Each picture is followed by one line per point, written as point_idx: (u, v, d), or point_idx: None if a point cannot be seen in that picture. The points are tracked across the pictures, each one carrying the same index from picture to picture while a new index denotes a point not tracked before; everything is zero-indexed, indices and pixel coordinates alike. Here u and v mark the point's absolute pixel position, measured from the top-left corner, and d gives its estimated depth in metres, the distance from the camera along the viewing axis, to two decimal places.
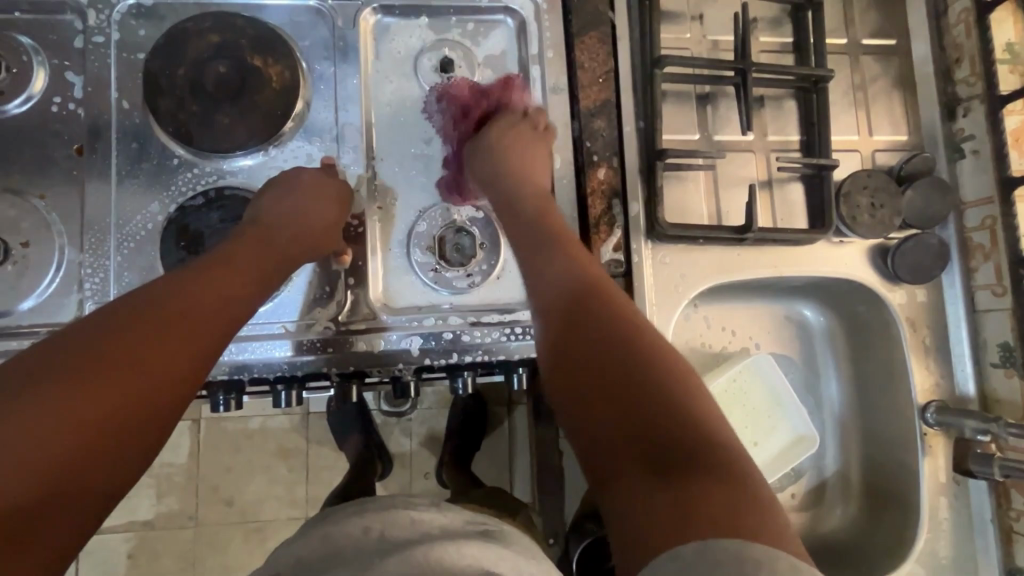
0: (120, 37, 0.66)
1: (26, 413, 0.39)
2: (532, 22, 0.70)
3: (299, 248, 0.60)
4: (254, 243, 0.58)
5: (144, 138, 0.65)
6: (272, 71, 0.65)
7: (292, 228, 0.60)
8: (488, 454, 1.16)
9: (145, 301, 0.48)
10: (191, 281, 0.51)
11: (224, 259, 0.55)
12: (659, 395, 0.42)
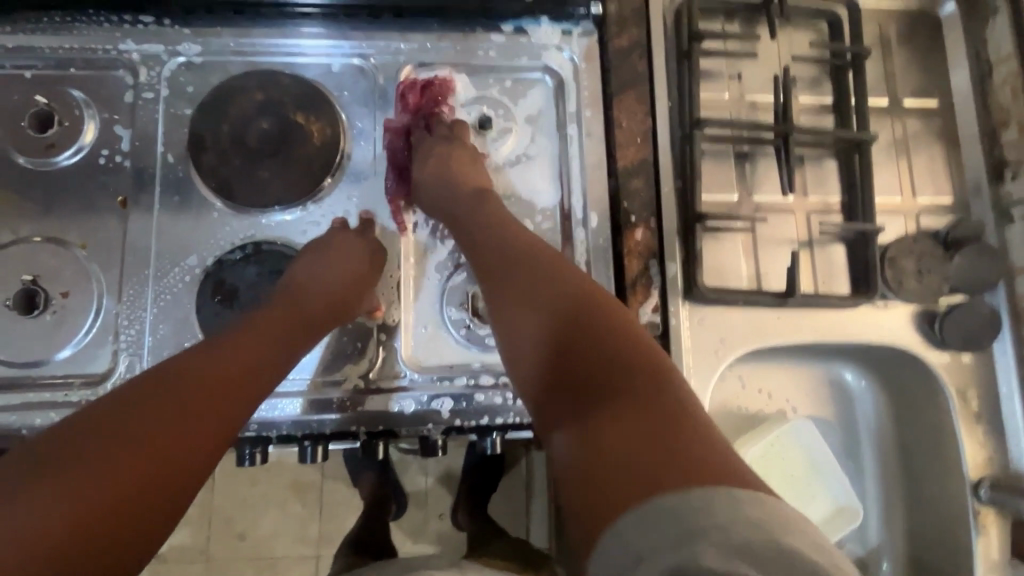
0: (169, 93, 0.67)
1: (52, 486, 0.41)
2: (570, 82, 0.71)
3: (329, 311, 0.62)
4: (280, 315, 0.60)
5: (186, 190, 0.66)
6: (314, 128, 0.66)
7: (320, 299, 0.62)
8: (505, 499, 1.13)
9: (176, 369, 0.51)
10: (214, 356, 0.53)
11: (249, 332, 0.57)
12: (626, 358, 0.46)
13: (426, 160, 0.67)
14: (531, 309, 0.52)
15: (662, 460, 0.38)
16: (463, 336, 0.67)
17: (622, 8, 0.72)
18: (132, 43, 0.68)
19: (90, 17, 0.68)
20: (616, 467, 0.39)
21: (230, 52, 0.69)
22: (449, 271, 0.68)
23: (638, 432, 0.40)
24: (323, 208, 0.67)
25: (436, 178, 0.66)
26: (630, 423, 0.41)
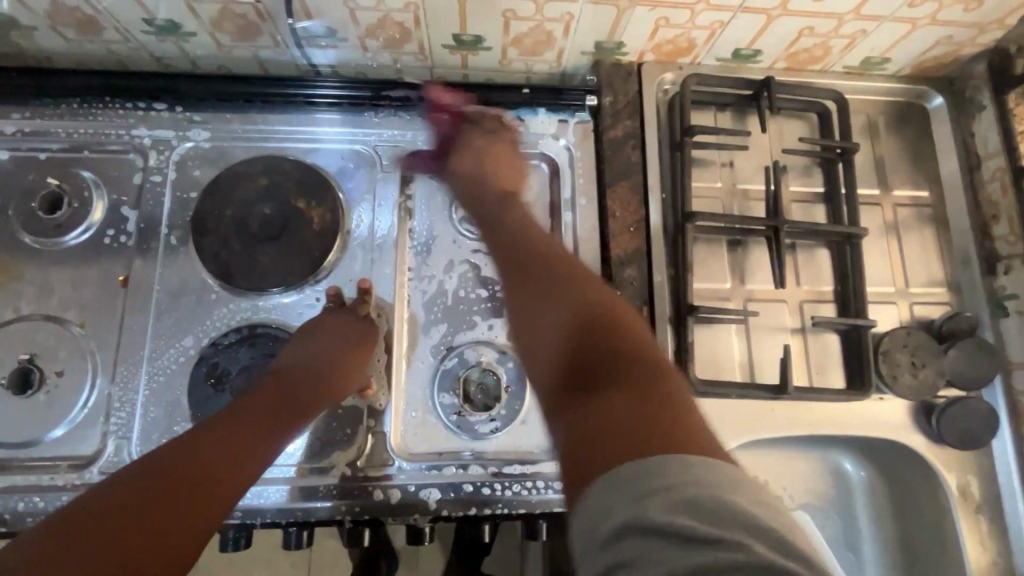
0: (177, 177, 0.70)
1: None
2: (565, 170, 0.73)
3: (314, 398, 0.62)
4: (271, 398, 0.60)
5: (186, 271, 0.67)
6: (315, 214, 0.68)
7: (311, 380, 0.62)
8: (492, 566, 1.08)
9: (169, 458, 0.51)
10: (203, 445, 0.53)
11: (238, 417, 0.57)
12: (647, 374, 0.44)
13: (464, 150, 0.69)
14: (557, 304, 0.52)
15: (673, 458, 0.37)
16: (454, 421, 0.66)
17: (617, 101, 0.74)
18: (145, 128, 0.70)
19: (107, 103, 0.71)
20: (597, 431, 0.41)
21: (239, 138, 0.72)
22: (442, 354, 0.68)
23: (624, 404, 0.42)
24: (318, 291, 0.68)
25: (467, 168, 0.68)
26: (622, 395, 0.43)
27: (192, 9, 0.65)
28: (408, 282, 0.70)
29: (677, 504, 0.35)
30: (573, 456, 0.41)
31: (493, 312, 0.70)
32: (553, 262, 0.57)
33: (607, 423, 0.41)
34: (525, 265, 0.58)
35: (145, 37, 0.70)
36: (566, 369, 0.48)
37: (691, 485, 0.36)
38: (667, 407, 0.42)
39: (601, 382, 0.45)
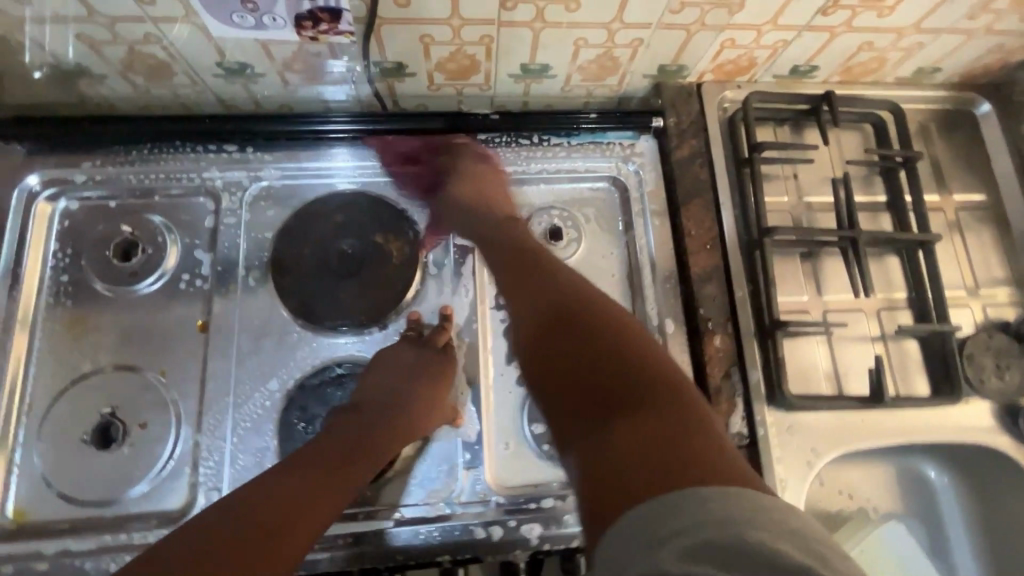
0: (250, 218, 0.69)
1: None
2: (633, 192, 0.74)
3: (397, 438, 0.59)
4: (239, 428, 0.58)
5: (266, 313, 0.66)
6: (394, 247, 0.68)
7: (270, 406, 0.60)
8: None
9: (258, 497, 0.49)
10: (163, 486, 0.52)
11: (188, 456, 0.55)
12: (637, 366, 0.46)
13: (459, 173, 0.71)
14: (549, 292, 0.55)
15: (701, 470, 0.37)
16: (546, 450, 0.65)
17: (681, 121, 0.75)
18: (216, 170, 0.70)
19: (178, 147, 0.70)
20: (622, 460, 0.40)
21: (310, 176, 0.71)
22: None
23: (656, 425, 0.41)
24: (401, 326, 0.67)
25: (466, 191, 0.69)
26: (661, 411, 0.42)
27: (268, 53, 0.66)
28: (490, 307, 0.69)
29: (692, 547, 0.33)
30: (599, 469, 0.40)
31: None
32: (541, 255, 0.61)
33: (635, 442, 0.40)
34: (519, 259, 0.61)
35: (215, 80, 0.69)
36: (613, 351, 0.48)
37: (704, 528, 0.34)
38: (691, 437, 0.40)
39: (655, 402, 0.43)
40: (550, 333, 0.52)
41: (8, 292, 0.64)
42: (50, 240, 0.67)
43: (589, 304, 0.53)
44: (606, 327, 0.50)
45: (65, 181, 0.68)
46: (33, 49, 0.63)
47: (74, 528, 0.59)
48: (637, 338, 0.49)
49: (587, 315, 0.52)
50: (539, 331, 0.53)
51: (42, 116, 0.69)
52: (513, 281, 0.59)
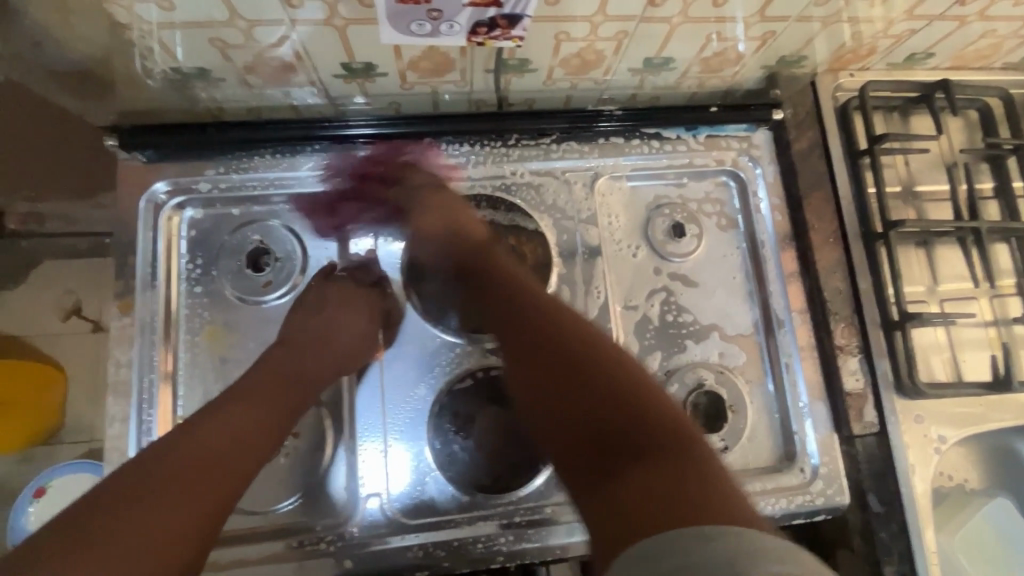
0: (381, 223, 0.70)
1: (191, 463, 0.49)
2: (752, 184, 0.74)
3: (358, 351, 0.64)
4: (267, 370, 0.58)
5: (407, 320, 0.68)
6: (527, 249, 0.68)
7: (313, 352, 0.61)
8: None
9: (260, 379, 0.58)
10: (230, 423, 0.53)
11: (245, 394, 0.56)
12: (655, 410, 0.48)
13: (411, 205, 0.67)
14: (534, 334, 0.55)
15: (663, 511, 0.40)
16: None
17: (797, 113, 0.75)
18: (340, 173, 0.69)
19: (300, 153, 0.69)
20: (652, 501, 0.41)
21: (439, 181, 0.71)
22: (662, 380, 0.68)
23: (658, 481, 0.42)
24: None
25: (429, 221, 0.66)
26: (658, 461, 0.44)
27: (397, 53, 0.63)
28: (618, 293, 0.70)
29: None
30: (657, 506, 0.41)
31: (702, 333, 0.71)
32: (513, 283, 0.61)
33: (644, 498, 0.42)
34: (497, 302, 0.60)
35: (333, 81, 0.67)
36: (581, 392, 0.49)
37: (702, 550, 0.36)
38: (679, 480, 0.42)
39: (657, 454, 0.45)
40: (541, 364, 0.53)
41: (148, 307, 0.63)
42: (183, 254, 0.66)
43: (569, 343, 0.53)
44: (599, 366, 0.51)
45: (193, 193, 0.67)
46: (156, 55, 0.59)
47: (244, 536, 0.61)
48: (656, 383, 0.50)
49: (584, 354, 0.52)
50: (534, 375, 0.53)
51: (159, 125, 0.67)
52: (509, 317, 0.58)
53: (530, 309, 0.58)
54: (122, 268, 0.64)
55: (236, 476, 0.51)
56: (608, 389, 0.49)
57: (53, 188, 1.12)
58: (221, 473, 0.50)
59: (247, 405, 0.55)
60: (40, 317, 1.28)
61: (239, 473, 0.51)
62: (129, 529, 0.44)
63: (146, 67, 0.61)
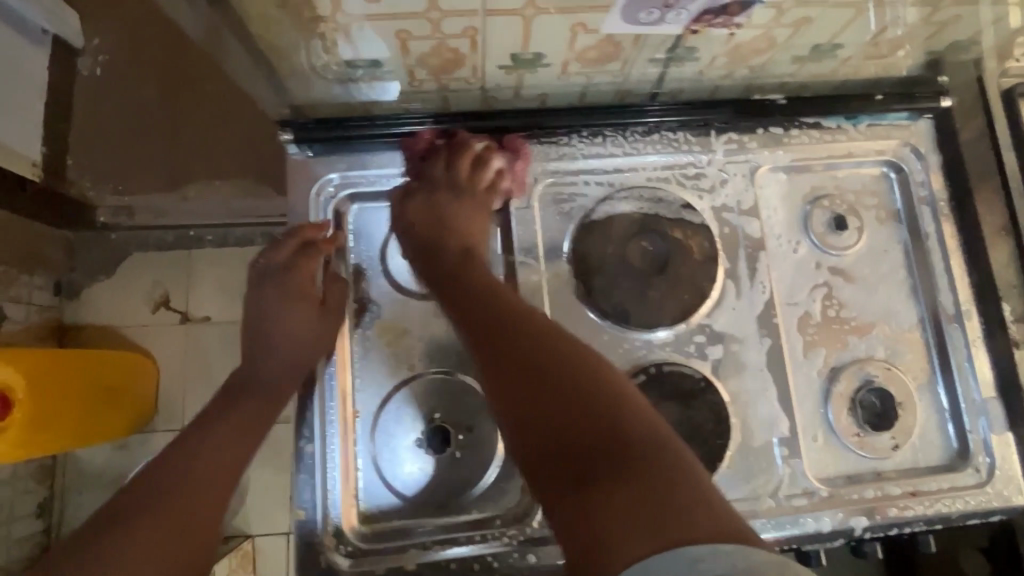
0: (544, 216, 0.67)
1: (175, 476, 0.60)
2: (914, 175, 0.72)
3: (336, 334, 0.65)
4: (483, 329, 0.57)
5: (571, 314, 0.65)
6: (693, 242, 0.66)
7: (309, 338, 0.64)
8: None
9: (235, 390, 0.68)
10: (197, 457, 0.61)
11: (213, 418, 0.65)
12: (612, 417, 0.51)
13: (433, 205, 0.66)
14: (506, 314, 0.57)
15: (630, 522, 0.45)
16: (857, 444, 0.65)
17: (962, 101, 0.72)
18: (505, 167, 0.68)
19: (461, 146, 0.69)
20: (616, 515, 0.45)
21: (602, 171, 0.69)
22: (831, 376, 0.67)
23: (630, 498, 0.46)
24: (706, 324, 0.66)
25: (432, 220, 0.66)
26: (638, 472, 0.48)
27: (572, 43, 0.62)
28: (782, 288, 0.68)
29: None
30: (638, 517, 0.45)
31: (868, 328, 0.69)
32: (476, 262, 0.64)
33: (620, 510, 0.46)
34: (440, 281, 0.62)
35: (496, 73, 0.66)
36: (546, 390, 0.53)
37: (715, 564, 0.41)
38: (649, 481, 0.47)
39: (603, 468, 0.48)
40: (514, 350, 0.56)
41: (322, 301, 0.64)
42: (353, 246, 0.68)
43: (536, 337, 0.56)
44: (569, 369, 0.54)
45: (364, 185, 0.68)
46: (338, 48, 0.58)
47: (424, 530, 0.61)
48: (590, 377, 0.53)
49: (552, 352, 0.55)
50: (504, 366, 0.55)
51: (329, 116, 0.68)
52: (474, 304, 0.59)
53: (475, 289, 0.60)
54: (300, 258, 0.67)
55: (218, 486, 0.61)
56: (600, 397, 0.52)
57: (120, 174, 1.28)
58: (199, 495, 0.59)
59: (215, 427, 0.64)
60: (133, 307, 1.33)
61: (217, 503, 0.60)
62: (166, 530, 0.56)
63: (323, 61, 0.60)
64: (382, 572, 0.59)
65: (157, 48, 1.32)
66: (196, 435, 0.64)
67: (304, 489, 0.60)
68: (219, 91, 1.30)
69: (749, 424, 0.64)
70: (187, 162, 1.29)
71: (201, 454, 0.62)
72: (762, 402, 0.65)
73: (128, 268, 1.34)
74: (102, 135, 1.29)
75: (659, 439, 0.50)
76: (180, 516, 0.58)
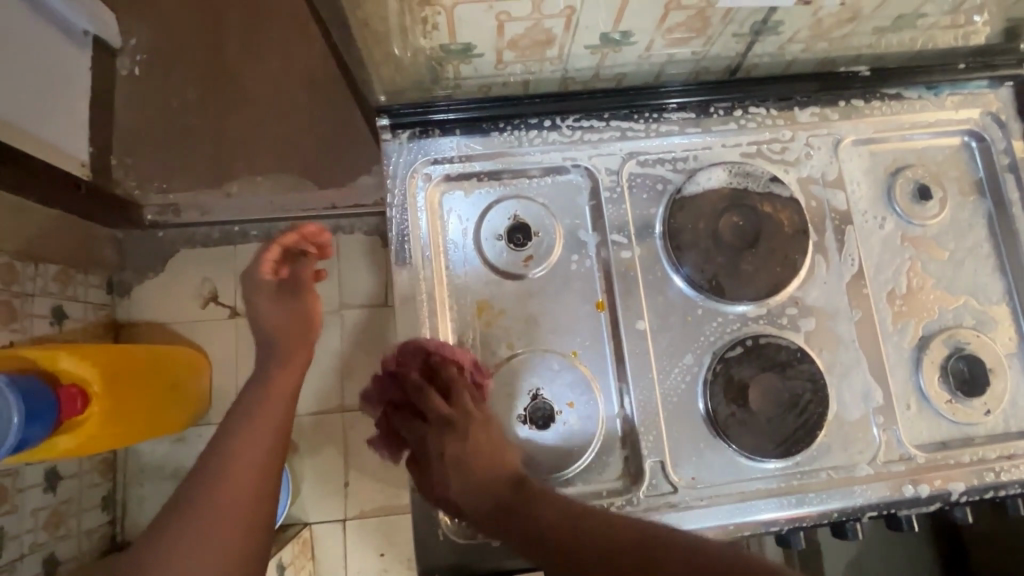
0: (632, 194, 0.69)
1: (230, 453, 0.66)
2: (998, 144, 0.72)
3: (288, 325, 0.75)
4: (494, 511, 0.57)
5: (666, 289, 0.67)
6: (782, 216, 0.67)
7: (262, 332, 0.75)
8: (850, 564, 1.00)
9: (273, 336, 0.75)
10: (224, 466, 0.64)
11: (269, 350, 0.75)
12: (600, 557, 0.50)
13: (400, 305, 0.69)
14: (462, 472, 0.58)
15: None
16: (950, 409, 0.66)
17: None
18: (590, 146, 0.69)
19: (552, 125, 0.69)
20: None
21: (686, 148, 0.70)
22: (921, 345, 0.68)
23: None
24: (798, 298, 0.67)
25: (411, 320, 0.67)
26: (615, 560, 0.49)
27: (662, 19, 0.62)
28: (869, 259, 0.69)
29: None
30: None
31: (955, 297, 0.70)
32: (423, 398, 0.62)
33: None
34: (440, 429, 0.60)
35: (584, 53, 0.66)
36: (523, 541, 0.54)
37: None
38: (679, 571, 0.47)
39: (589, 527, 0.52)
40: (489, 510, 0.57)
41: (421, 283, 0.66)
42: (448, 228, 0.68)
43: (498, 496, 0.57)
44: (540, 504, 0.55)
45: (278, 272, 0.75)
46: (438, 32, 0.59)
47: None
48: (593, 516, 0.53)
49: (515, 487, 0.57)
50: (520, 541, 0.54)
51: (422, 100, 0.68)
52: (456, 463, 0.59)
53: (450, 472, 0.59)
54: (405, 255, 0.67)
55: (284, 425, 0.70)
56: (580, 528, 0.52)
57: (161, 172, 1.29)
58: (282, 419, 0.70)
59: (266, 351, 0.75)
60: (180, 304, 1.27)
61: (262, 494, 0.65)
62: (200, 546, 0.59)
63: (420, 45, 0.61)
64: (497, 544, 0.61)
65: (196, 49, 1.33)
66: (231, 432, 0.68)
67: (417, 465, 0.62)
68: (259, 90, 1.31)
69: (842, 393, 0.66)
70: (228, 159, 1.30)
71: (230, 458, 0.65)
72: (856, 373, 0.66)
73: (177, 263, 1.28)
74: (149, 137, 1.30)
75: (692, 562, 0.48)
76: (189, 534, 0.59)
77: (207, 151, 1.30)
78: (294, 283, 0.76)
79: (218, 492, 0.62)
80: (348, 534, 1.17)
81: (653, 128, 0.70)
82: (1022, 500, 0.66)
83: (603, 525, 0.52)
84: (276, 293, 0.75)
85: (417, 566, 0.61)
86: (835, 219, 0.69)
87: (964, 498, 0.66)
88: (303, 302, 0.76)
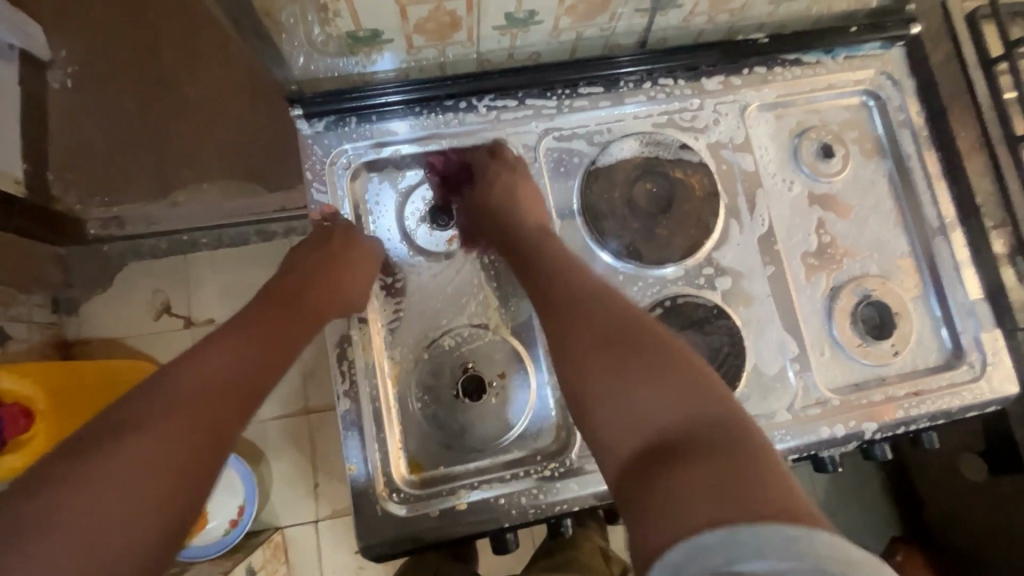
0: (551, 170, 0.71)
1: (170, 389, 0.48)
2: (893, 102, 0.76)
3: (350, 283, 0.64)
4: (608, 318, 0.52)
5: (589, 258, 0.69)
6: (694, 180, 0.70)
7: (309, 263, 0.66)
8: None
9: (300, 261, 0.66)
10: (174, 389, 0.48)
11: (332, 269, 0.63)
12: (639, 377, 0.47)
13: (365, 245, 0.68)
14: (580, 296, 0.55)
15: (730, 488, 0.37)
16: (861, 352, 0.70)
17: (930, 28, 0.76)
18: (507, 126, 0.71)
19: (468, 106, 0.71)
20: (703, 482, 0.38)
21: (600, 123, 0.72)
22: (832, 295, 0.71)
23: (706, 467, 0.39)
24: (714, 258, 0.70)
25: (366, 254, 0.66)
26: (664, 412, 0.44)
27: None
28: (780, 216, 0.73)
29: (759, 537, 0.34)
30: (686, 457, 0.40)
31: (861, 247, 0.74)
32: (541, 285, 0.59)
33: (697, 462, 0.40)
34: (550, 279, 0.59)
35: (492, 34, 0.67)
36: (601, 321, 0.52)
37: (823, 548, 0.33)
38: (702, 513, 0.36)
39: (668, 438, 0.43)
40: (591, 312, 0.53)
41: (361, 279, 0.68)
42: (373, 214, 0.71)
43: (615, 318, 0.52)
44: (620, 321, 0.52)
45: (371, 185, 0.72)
46: (341, 19, 0.59)
47: (470, 473, 0.65)
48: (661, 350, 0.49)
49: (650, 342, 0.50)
50: (604, 355, 0.49)
51: (337, 88, 0.70)
52: (583, 287, 0.56)
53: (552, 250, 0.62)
54: (347, 231, 0.67)
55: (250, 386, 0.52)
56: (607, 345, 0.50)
57: (97, 182, 1.26)
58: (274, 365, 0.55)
59: (291, 278, 0.64)
60: (129, 317, 1.25)
61: (215, 438, 0.48)
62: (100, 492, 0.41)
63: (327, 33, 0.61)
64: (435, 515, 0.63)
65: (127, 57, 1.30)
66: (204, 353, 0.52)
67: (353, 448, 0.63)
68: (196, 95, 1.29)
69: (760, 346, 0.69)
70: (169, 167, 1.27)
71: (221, 373, 0.51)
72: (772, 325, 0.70)
73: (124, 278, 1.26)
74: (83, 148, 1.27)
75: (756, 501, 0.36)
76: (143, 441, 0.44)
77: (144, 157, 1.27)
78: (323, 260, 0.64)
79: (176, 411, 0.47)
80: (321, 534, 1.17)
81: (567, 105, 0.72)
82: (932, 433, 0.71)
83: (636, 390, 0.46)
84: (299, 272, 0.65)
85: (359, 545, 0.62)
86: (746, 181, 0.73)
87: (879, 436, 0.70)
88: (321, 287, 0.63)
